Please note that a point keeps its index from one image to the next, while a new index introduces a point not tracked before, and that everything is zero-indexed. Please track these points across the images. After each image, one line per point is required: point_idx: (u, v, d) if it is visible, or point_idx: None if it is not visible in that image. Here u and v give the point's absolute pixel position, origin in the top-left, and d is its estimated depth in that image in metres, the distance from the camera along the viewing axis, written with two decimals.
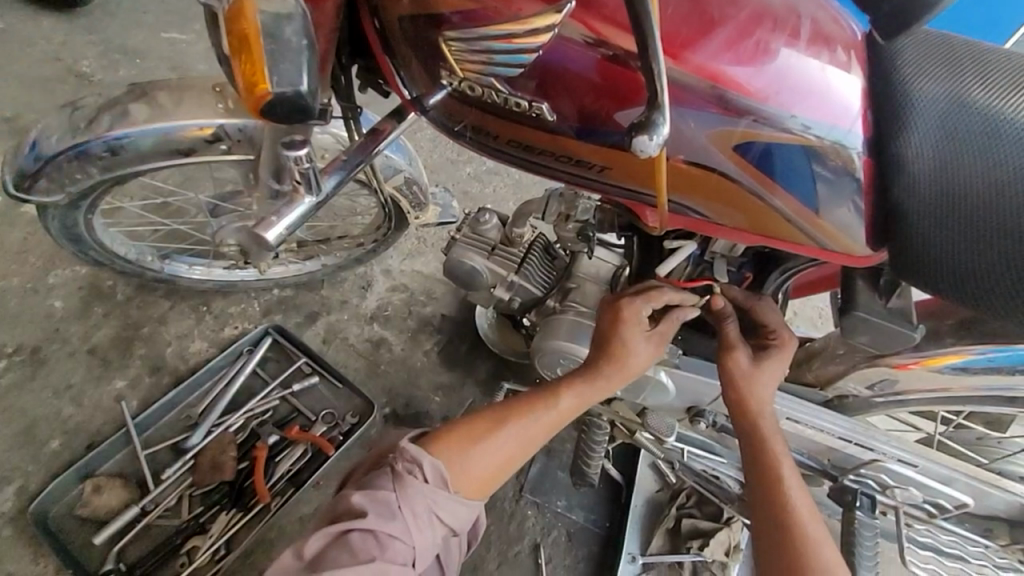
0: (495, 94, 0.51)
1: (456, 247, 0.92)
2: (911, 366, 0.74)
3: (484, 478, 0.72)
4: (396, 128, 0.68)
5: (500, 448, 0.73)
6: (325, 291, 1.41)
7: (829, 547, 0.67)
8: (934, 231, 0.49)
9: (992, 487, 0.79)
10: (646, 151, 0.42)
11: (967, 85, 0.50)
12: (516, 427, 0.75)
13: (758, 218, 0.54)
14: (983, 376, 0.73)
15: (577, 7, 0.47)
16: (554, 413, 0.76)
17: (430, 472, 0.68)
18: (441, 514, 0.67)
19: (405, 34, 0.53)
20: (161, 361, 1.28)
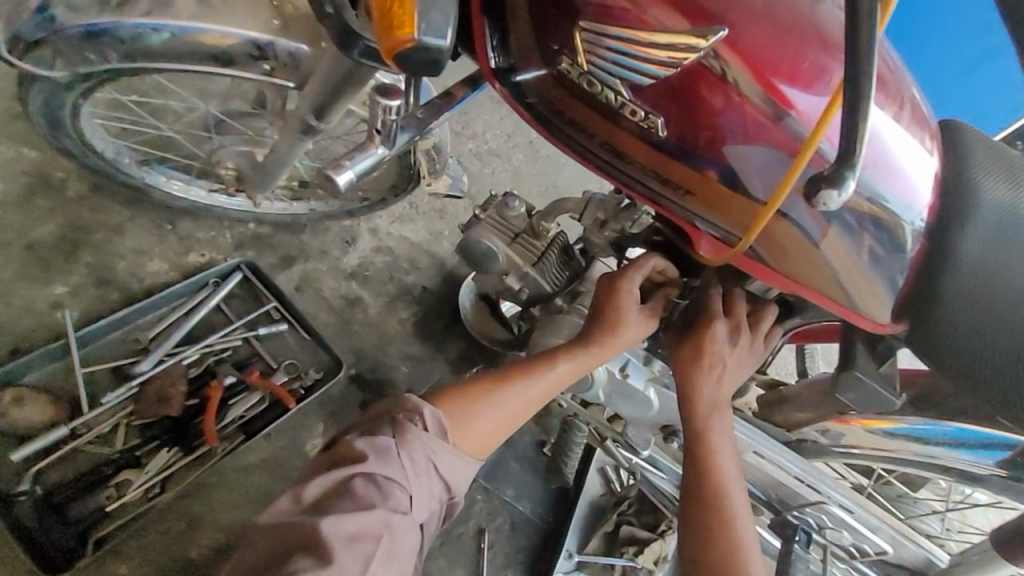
0: (613, 95, 0.52)
1: (478, 226, 0.92)
2: (850, 422, 0.84)
3: (482, 440, 0.72)
4: (467, 97, 0.65)
5: (500, 410, 0.72)
6: (305, 237, 1.35)
7: (752, 548, 0.72)
8: (967, 323, 0.53)
9: (908, 540, 0.88)
10: (827, 205, 0.41)
11: None
12: (514, 390, 0.74)
13: (807, 264, 0.58)
14: (908, 444, 0.83)
15: (723, 37, 0.49)
16: (552, 379, 0.75)
17: (430, 420, 0.65)
18: (440, 464, 0.64)
19: (532, 10, 0.52)
20: (110, 274, 1.16)
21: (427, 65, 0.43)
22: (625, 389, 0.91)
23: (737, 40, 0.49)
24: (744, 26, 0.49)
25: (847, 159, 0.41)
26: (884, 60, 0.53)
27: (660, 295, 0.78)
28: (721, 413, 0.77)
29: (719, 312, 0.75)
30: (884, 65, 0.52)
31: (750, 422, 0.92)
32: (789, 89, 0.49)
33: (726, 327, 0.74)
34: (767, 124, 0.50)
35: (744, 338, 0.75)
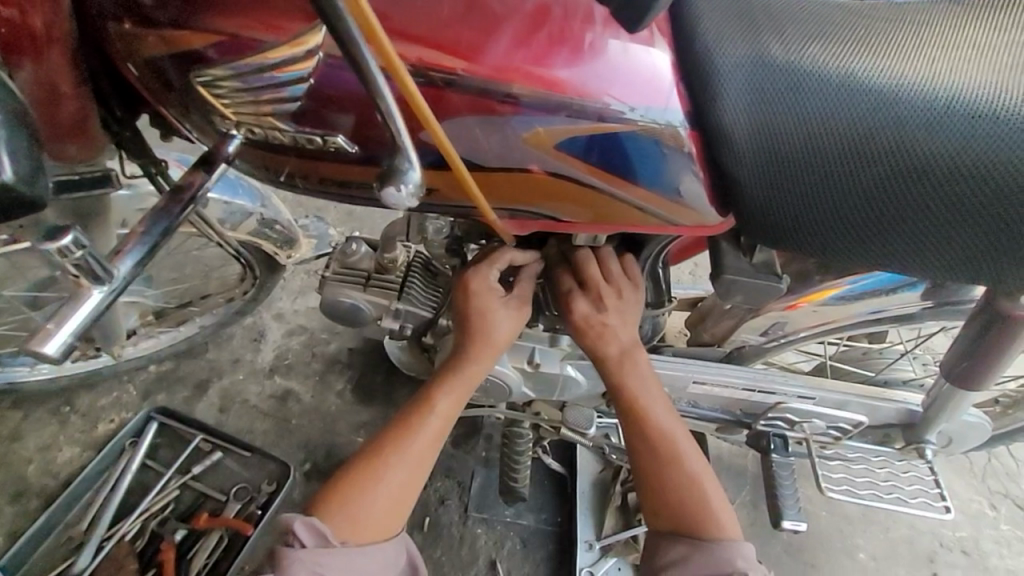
0: (281, 134, 0.47)
1: (328, 285, 0.84)
2: (798, 305, 0.78)
3: (381, 520, 0.67)
4: (207, 177, 0.56)
5: (393, 476, 0.68)
6: (211, 354, 1.28)
7: (709, 479, 0.72)
8: (768, 191, 0.50)
9: (879, 401, 0.84)
10: (397, 200, 0.45)
11: (766, 42, 0.50)
12: (398, 454, 0.69)
13: (603, 211, 0.54)
14: (862, 303, 0.78)
15: None
16: (441, 416, 0.71)
17: (304, 534, 0.61)
18: (327, 574, 0.60)
19: (160, 77, 0.47)
20: (23, 483, 1.09)
21: (10, 205, 0.42)
22: (544, 379, 0.85)
23: (386, 21, 0.44)
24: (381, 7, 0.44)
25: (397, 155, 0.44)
26: None
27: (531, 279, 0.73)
28: (636, 359, 0.73)
29: (571, 287, 0.72)
30: None
31: (679, 354, 0.86)
32: (456, 42, 0.44)
33: (585, 298, 0.71)
34: (453, 95, 0.46)
35: (610, 299, 0.70)
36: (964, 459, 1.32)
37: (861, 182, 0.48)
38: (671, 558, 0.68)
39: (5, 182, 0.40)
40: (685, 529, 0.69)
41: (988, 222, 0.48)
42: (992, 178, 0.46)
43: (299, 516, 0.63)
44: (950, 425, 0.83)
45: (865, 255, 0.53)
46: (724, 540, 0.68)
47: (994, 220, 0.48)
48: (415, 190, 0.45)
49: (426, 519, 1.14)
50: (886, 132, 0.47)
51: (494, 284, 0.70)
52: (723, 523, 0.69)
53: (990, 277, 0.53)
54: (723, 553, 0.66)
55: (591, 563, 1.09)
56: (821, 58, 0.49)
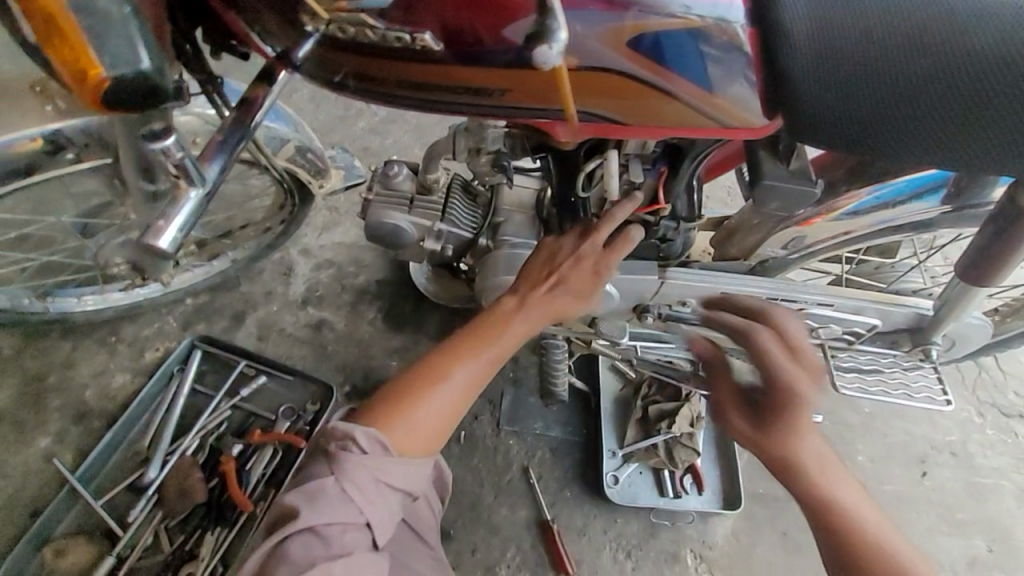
0: (370, 32, 0.51)
1: (373, 207, 0.88)
2: (815, 219, 0.83)
3: (429, 435, 0.72)
4: (269, 93, 0.60)
5: (458, 388, 0.75)
6: (244, 287, 1.33)
7: (879, 521, 0.67)
8: (823, 85, 0.52)
9: (893, 306, 0.89)
10: (547, 60, 0.48)
11: None
12: (465, 369, 0.76)
13: (655, 109, 0.56)
14: (875, 214, 0.83)
15: None
16: (512, 338, 0.79)
17: (365, 441, 0.66)
18: (389, 480, 0.66)
19: None
20: (83, 406, 1.15)
21: (134, 90, 0.53)
22: None
23: None
24: None
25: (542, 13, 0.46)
26: None
27: (629, 243, 0.80)
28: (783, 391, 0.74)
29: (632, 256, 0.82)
30: None
31: (706, 268, 0.91)
32: None
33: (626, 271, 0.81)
34: None
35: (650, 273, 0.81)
36: (957, 370, 1.42)
37: (910, 75, 0.51)
38: None
39: (143, 70, 0.52)
40: None
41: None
42: None
43: (357, 426, 0.68)
44: (955, 326, 0.89)
45: (919, 155, 0.55)
46: None
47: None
48: (561, 49, 0.47)
49: (462, 434, 1.23)
50: (931, 23, 0.51)
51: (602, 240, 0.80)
52: (903, 563, 0.63)
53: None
54: None
55: (616, 467, 1.20)
56: None
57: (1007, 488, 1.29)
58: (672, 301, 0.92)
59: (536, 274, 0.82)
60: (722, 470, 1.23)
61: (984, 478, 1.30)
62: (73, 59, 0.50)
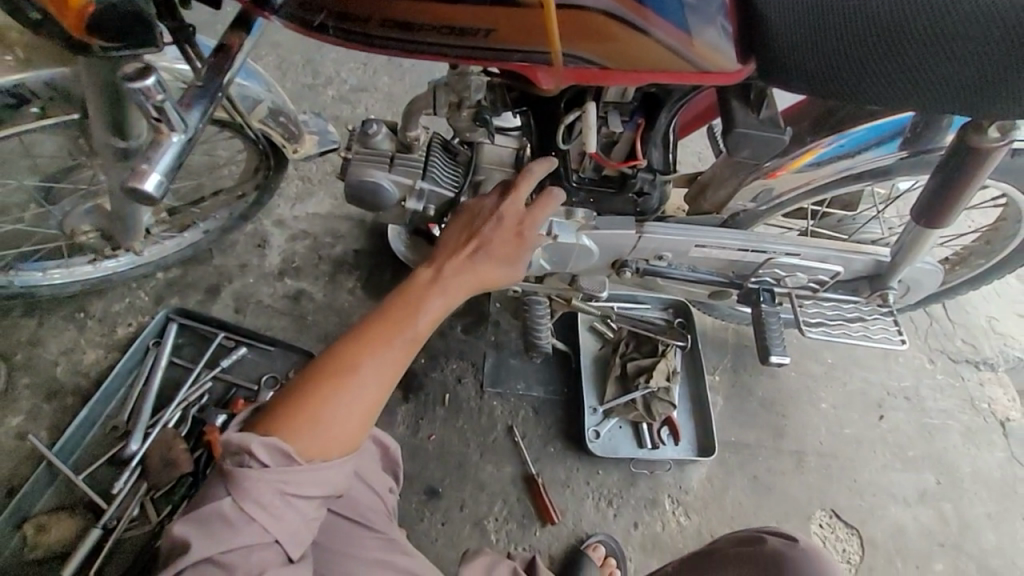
0: None
1: (352, 165, 0.88)
2: (779, 172, 0.88)
3: (346, 433, 0.69)
4: (244, 41, 0.61)
5: (367, 384, 0.71)
6: (217, 259, 1.31)
7: None
8: (788, 32, 0.59)
9: (854, 253, 0.95)
10: None
11: None
12: (371, 362, 0.72)
13: (632, 49, 0.59)
14: (834, 164, 0.87)
15: None
16: (422, 323, 0.77)
17: (263, 454, 0.63)
18: (293, 489, 0.64)
19: None
20: (54, 384, 1.12)
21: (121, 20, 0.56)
22: (560, 249, 0.92)
23: None
24: None
25: None
26: None
27: (551, 205, 0.84)
28: None
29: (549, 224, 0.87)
30: None
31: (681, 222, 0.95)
32: None
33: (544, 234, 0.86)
34: None
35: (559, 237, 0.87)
36: (909, 321, 1.52)
37: (866, 22, 0.57)
38: None
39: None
40: None
41: (989, 45, 0.55)
42: (977, 13, 0.55)
43: (255, 437, 0.64)
44: (908, 272, 0.96)
45: (892, 93, 0.60)
46: None
47: (994, 41, 0.55)
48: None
49: (447, 397, 1.25)
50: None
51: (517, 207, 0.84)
52: None
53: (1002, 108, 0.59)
54: None
55: (597, 422, 1.25)
56: None
57: (953, 427, 1.40)
58: (649, 255, 0.95)
59: (459, 237, 0.84)
60: (695, 421, 1.30)
61: (933, 419, 1.41)
62: None
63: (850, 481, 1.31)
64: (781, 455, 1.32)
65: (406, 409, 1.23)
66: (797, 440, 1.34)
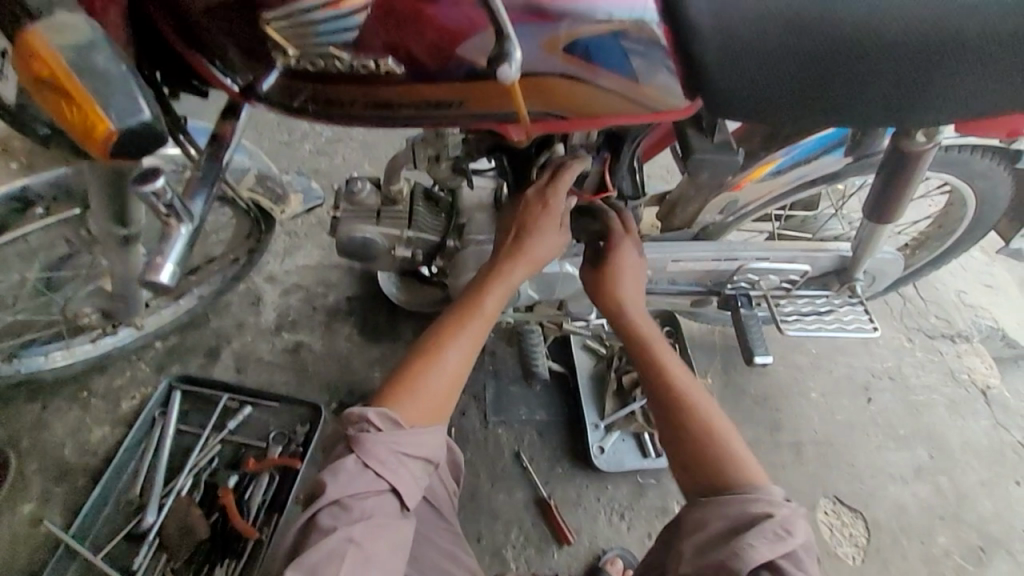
0: (337, 62, 0.58)
1: (342, 222, 0.92)
2: (743, 182, 0.94)
3: (434, 404, 0.77)
4: (235, 128, 0.67)
5: (452, 360, 0.79)
6: (214, 322, 1.34)
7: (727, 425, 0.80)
8: (731, 68, 0.60)
9: (818, 252, 1.02)
10: (509, 76, 0.54)
11: None
12: (454, 345, 0.80)
13: (591, 104, 0.65)
14: (794, 171, 0.94)
15: None
16: (491, 305, 0.83)
17: (378, 420, 0.72)
18: (406, 450, 0.72)
19: (214, 23, 0.58)
20: (63, 465, 1.13)
21: (141, 141, 0.56)
22: (545, 278, 0.98)
23: None
24: None
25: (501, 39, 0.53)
26: None
27: (573, 171, 0.80)
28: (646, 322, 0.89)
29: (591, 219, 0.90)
30: None
31: (656, 240, 1.01)
32: None
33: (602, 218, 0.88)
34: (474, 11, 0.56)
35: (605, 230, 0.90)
36: (884, 305, 1.59)
37: (800, 53, 0.60)
38: (699, 520, 0.72)
39: (146, 119, 0.54)
40: (699, 472, 0.77)
41: (906, 65, 0.61)
42: (892, 39, 0.60)
43: (369, 408, 0.73)
44: (871, 264, 1.03)
45: (826, 113, 0.64)
46: (745, 480, 0.74)
47: (909, 62, 0.61)
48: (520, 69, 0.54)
49: (453, 430, 1.28)
50: (809, 5, 0.59)
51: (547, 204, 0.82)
52: (735, 457, 0.76)
53: (921, 117, 0.65)
54: (737, 502, 0.70)
55: (600, 438, 1.28)
56: None
57: (939, 401, 1.46)
58: None
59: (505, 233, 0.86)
60: None
61: (918, 395, 1.47)
62: (82, 120, 0.53)
63: (848, 466, 1.36)
64: (780, 448, 1.37)
65: None
66: (794, 432, 1.39)
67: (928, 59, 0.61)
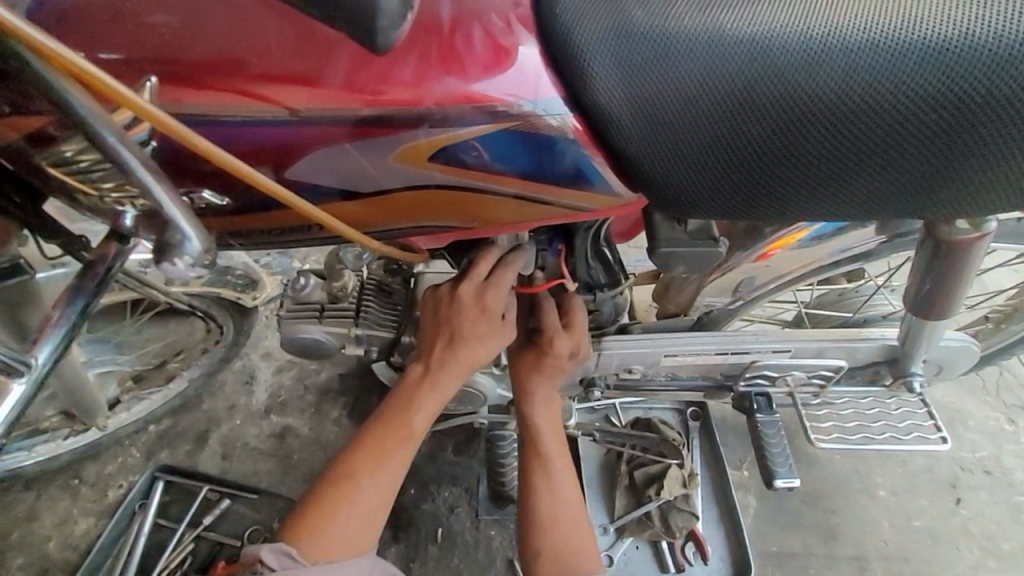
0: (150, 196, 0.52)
1: (285, 323, 0.84)
2: (769, 253, 0.77)
3: (353, 534, 0.65)
4: (120, 249, 0.57)
5: (373, 483, 0.67)
6: (206, 404, 1.31)
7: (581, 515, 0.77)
8: (661, 165, 0.47)
9: (858, 341, 0.81)
10: (172, 272, 0.50)
11: (628, 9, 0.46)
12: (376, 463, 0.69)
13: (490, 210, 0.53)
14: (836, 240, 0.77)
15: (185, 83, 0.47)
16: (421, 416, 0.70)
17: (273, 558, 0.59)
18: None
19: (29, 162, 0.51)
20: (46, 561, 1.12)
21: None
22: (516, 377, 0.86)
23: (247, 68, 0.46)
24: (249, 50, 0.47)
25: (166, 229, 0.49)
26: None
27: (511, 269, 0.68)
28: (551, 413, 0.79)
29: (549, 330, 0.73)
30: None
31: (647, 329, 0.85)
32: (301, 81, 0.46)
33: (568, 341, 0.73)
34: (308, 128, 0.47)
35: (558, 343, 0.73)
36: (975, 378, 1.29)
37: (753, 139, 0.46)
38: None
39: None
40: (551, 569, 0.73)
41: (906, 139, 0.45)
42: (883, 111, 0.44)
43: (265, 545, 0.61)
44: (932, 354, 0.80)
45: (809, 201, 0.49)
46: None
47: (910, 136, 0.45)
48: (195, 259, 0.50)
49: (440, 530, 1.15)
50: (762, 77, 0.44)
51: (485, 296, 0.67)
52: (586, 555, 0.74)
53: (946, 199, 0.48)
54: None
55: (609, 546, 1.10)
56: (688, 16, 0.46)
57: None
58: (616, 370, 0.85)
59: (431, 335, 0.71)
60: (725, 530, 1.13)
61: None
62: None
63: None
64: (838, 563, 1.11)
65: (395, 551, 1.13)
66: (857, 543, 1.13)
67: (946, 131, 0.44)
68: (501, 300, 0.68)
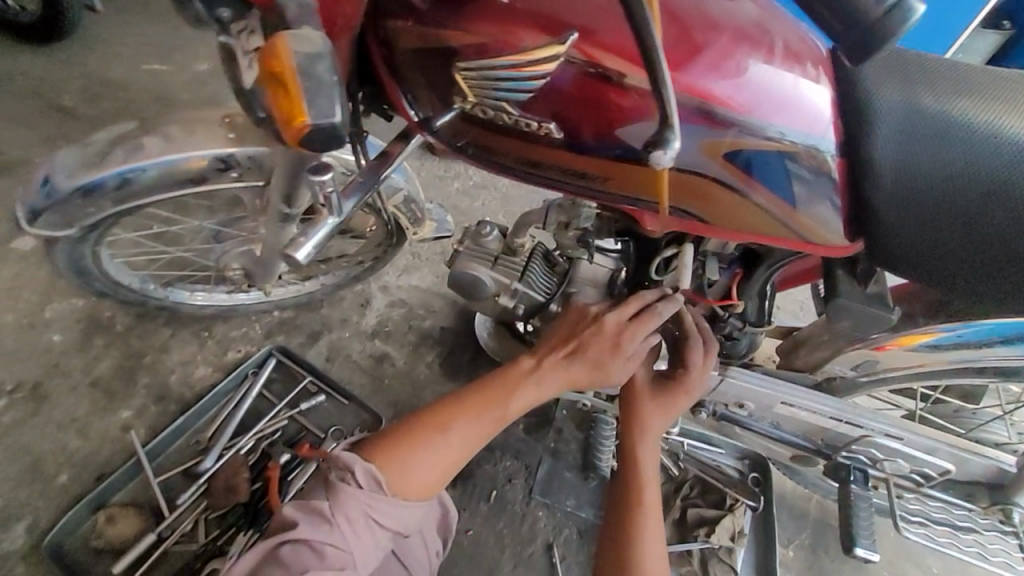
0: (505, 115, 0.60)
1: (460, 258, 0.96)
2: (888, 347, 0.83)
3: (422, 481, 0.76)
4: (402, 151, 0.73)
5: (455, 441, 0.79)
6: (325, 310, 1.45)
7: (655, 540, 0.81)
8: (903, 218, 0.59)
9: (970, 454, 0.84)
10: (659, 163, 0.53)
11: (919, 95, 0.59)
12: (463, 425, 0.80)
13: (731, 210, 0.63)
14: (955, 351, 0.82)
15: (579, 38, 0.56)
16: (524, 397, 0.84)
17: (362, 476, 0.71)
18: (377, 515, 0.71)
19: (416, 62, 0.61)
20: (165, 389, 1.28)
21: (328, 141, 0.53)
22: None
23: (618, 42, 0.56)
24: (619, 29, 0.56)
25: (662, 126, 0.51)
26: (763, 12, 0.59)
27: (654, 318, 0.81)
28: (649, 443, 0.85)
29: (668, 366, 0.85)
30: (753, 15, 0.58)
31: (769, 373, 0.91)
32: None
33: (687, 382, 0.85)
34: (651, 102, 0.57)
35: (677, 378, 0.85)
36: None
37: (987, 222, 0.58)
38: None
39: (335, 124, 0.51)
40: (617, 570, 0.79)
41: None
42: None
43: (357, 459, 0.73)
44: None
45: (994, 286, 0.61)
46: None
47: None
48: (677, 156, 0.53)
49: (494, 493, 1.23)
50: (1011, 178, 0.57)
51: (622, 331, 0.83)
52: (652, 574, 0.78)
53: None
54: None
55: None
56: (965, 114, 0.59)
57: None
58: (728, 401, 0.92)
59: (560, 339, 0.86)
60: None
61: None
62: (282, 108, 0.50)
63: None
64: None
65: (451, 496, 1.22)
66: None
67: None
68: (633, 343, 0.82)
